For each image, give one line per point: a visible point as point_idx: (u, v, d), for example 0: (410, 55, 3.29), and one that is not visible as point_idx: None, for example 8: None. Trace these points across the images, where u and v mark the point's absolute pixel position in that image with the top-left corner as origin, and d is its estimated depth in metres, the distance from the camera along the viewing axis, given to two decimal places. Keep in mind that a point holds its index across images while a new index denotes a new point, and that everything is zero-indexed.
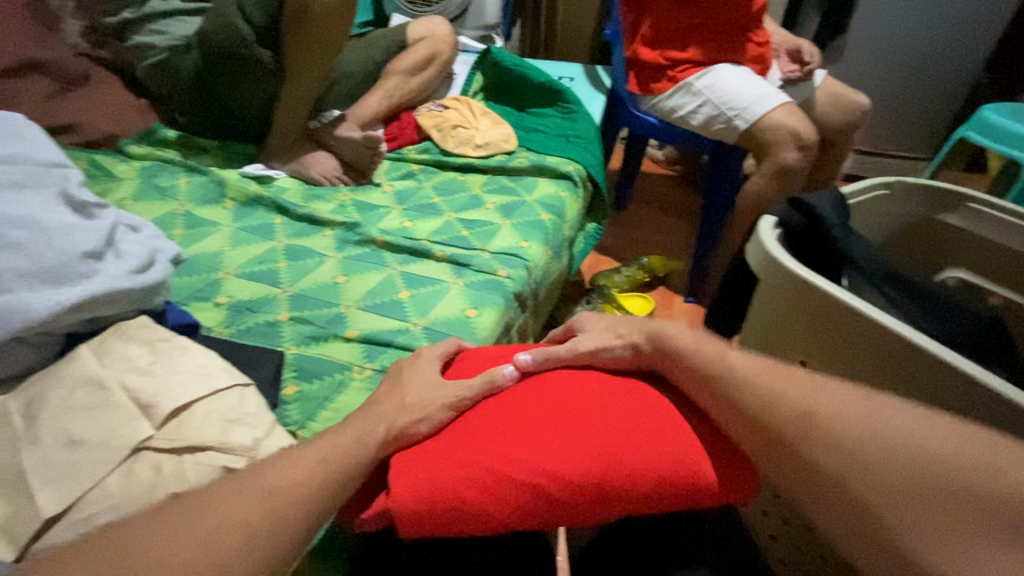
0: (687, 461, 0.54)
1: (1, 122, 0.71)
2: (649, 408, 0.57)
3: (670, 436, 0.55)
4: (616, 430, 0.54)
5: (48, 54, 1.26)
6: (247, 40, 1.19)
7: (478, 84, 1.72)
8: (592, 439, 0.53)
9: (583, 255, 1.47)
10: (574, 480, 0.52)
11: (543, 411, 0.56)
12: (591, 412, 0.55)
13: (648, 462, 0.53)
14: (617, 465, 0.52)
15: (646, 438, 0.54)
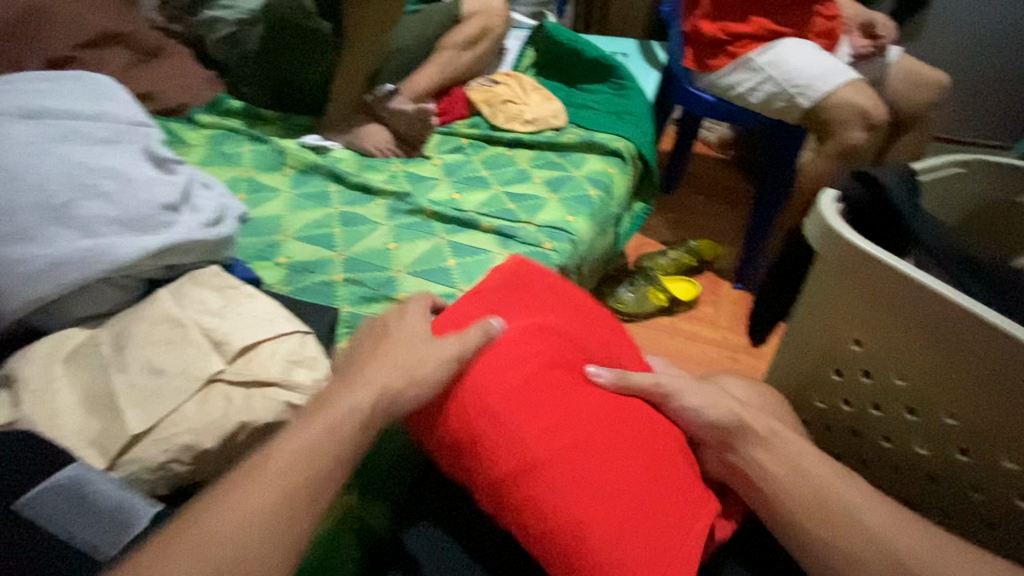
0: (611, 530, 0.49)
1: (91, 83, 0.76)
2: (660, 505, 0.51)
3: (633, 536, 0.49)
4: (605, 450, 0.52)
5: (128, 26, 1.34)
6: (309, 12, 1.26)
7: (529, 60, 1.71)
8: (560, 457, 0.51)
9: (629, 234, 1.46)
10: (518, 477, 0.51)
11: (562, 405, 0.54)
12: (603, 450, 0.52)
13: (572, 500, 0.50)
14: (567, 472, 0.51)
15: (604, 494, 0.50)
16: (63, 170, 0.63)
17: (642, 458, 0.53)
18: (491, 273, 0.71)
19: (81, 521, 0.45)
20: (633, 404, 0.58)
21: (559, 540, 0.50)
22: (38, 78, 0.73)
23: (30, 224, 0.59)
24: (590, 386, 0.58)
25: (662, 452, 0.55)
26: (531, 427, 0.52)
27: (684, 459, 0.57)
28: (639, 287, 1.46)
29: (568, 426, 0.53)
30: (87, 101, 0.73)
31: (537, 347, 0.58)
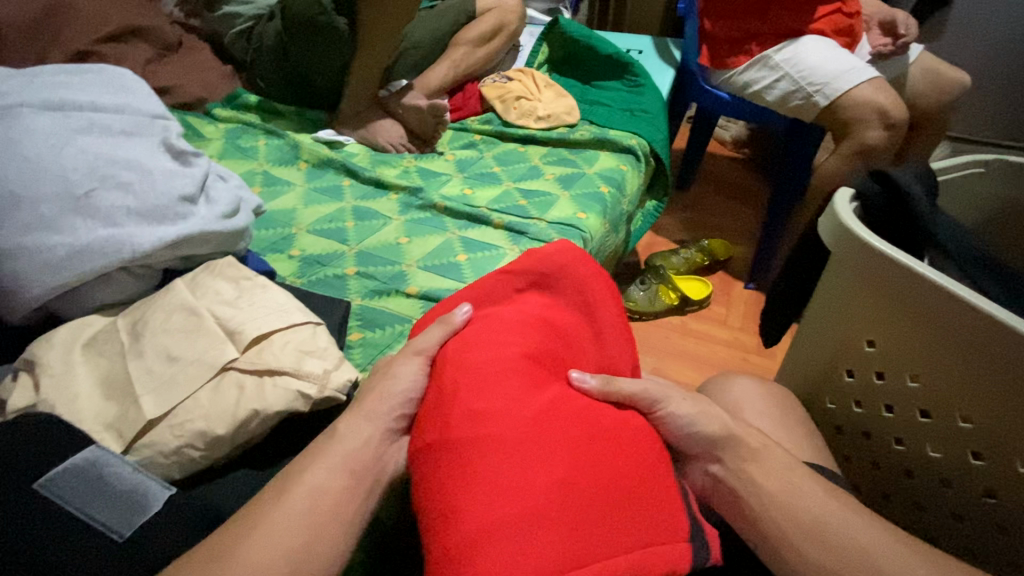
0: (483, 526, 0.42)
1: (113, 76, 0.78)
2: (563, 535, 0.42)
3: (492, 560, 0.41)
4: (531, 442, 0.46)
5: (148, 21, 1.36)
6: (327, 9, 1.26)
7: (543, 56, 1.71)
8: (484, 438, 0.47)
9: (640, 232, 1.45)
10: (437, 448, 0.48)
11: (512, 392, 0.50)
12: (534, 448, 0.46)
13: (467, 484, 0.45)
14: (479, 453, 0.46)
15: (499, 489, 0.44)
16: (84, 161, 0.65)
17: (577, 480, 0.45)
18: (538, 248, 0.65)
19: (95, 502, 0.46)
20: (620, 427, 0.51)
21: (434, 527, 0.45)
22: (62, 71, 0.75)
23: (51, 213, 0.60)
24: (570, 392, 0.52)
25: (616, 484, 0.46)
26: (473, 402, 0.49)
27: (659, 503, 0.47)
28: (650, 286, 1.45)
29: (510, 410, 0.48)
30: (108, 94, 0.74)
31: (524, 337, 0.55)
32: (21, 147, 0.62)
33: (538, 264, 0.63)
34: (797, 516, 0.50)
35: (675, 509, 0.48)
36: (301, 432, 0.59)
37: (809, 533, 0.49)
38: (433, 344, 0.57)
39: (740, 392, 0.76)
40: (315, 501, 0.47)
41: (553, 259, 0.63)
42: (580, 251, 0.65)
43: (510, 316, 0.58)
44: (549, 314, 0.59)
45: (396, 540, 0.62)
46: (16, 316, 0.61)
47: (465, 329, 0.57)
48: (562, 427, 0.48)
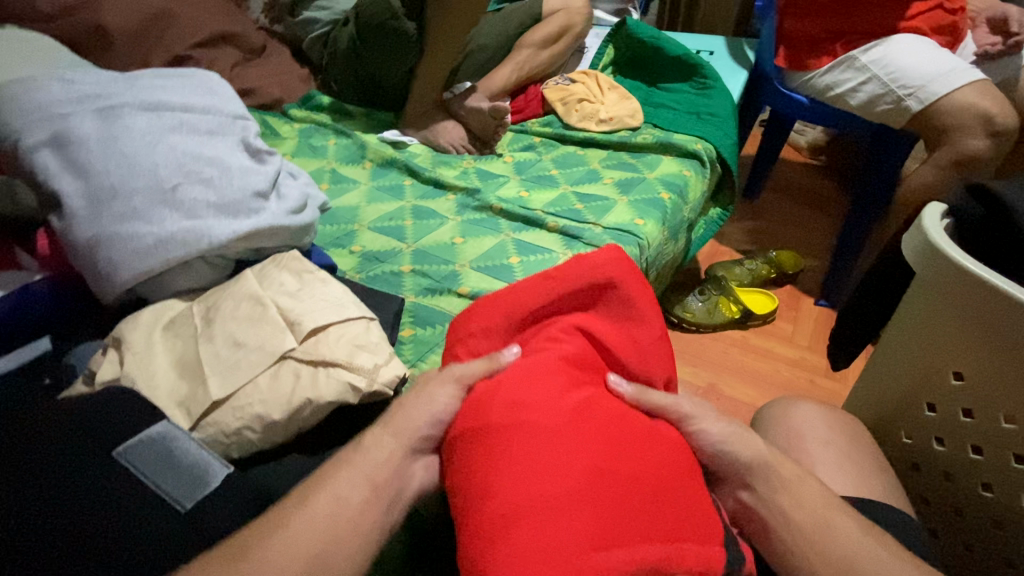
0: (517, 504, 0.43)
1: (202, 79, 0.84)
2: (595, 515, 0.42)
3: (523, 533, 0.41)
4: (568, 429, 0.47)
5: (236, 27, 1.46)
6: (396, 12, 1.31)
7: (608, 58, 1.68)
8: (522, 421, 0.47)
9: (703, 241, 1.39)
10: (472, 432, 0.49)
11: (549, 383, 0.51)
12: (569, 436, 0.46)
13: (502, 465, 0.45)
14: (514, 436, 0.47)
15: (532, 468, 0.44)
16: (174, 158, 0.70)
17: (609, 463, 0.45)
18: (588, 253, 0.62)
19: (164, 475, 0.49)
20: (656, 431, 0.50)
21: (466, 501, 0.46)
22: (159, 74, 0.81)
23: (143, 205, 0.66)
24: (608, 398, 0.52)
25: (648, 475, 0.45)
26: (512, 395, 0.50)
27: (694, 506, 0.45)
28: (709, 298, 1.40)
29: (547, 400, 0.49)
30: (197, 96, 0.80)
31: (568, 341, 0.56)
32: (122, 145, 0.69)
33: (586, 275, 0.60)
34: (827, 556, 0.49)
35: (709, 513, 0.46)
36: (350, 423, 0.62)
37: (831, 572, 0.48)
38: (474, 373, 0.54)
39: (802, 418, 0.72)
40: (352, 491, 0.49)
41: (602, 270, 0.60)
42: (628, 261, 0.62)
43: (557, 336, 0.57)
44: (596, 327, 0.58)
45: (434, 536, 0.63)
46: (110, 298, 0.67)
47: (511, 366, 0.54)
48: (600, 421, 0.48)
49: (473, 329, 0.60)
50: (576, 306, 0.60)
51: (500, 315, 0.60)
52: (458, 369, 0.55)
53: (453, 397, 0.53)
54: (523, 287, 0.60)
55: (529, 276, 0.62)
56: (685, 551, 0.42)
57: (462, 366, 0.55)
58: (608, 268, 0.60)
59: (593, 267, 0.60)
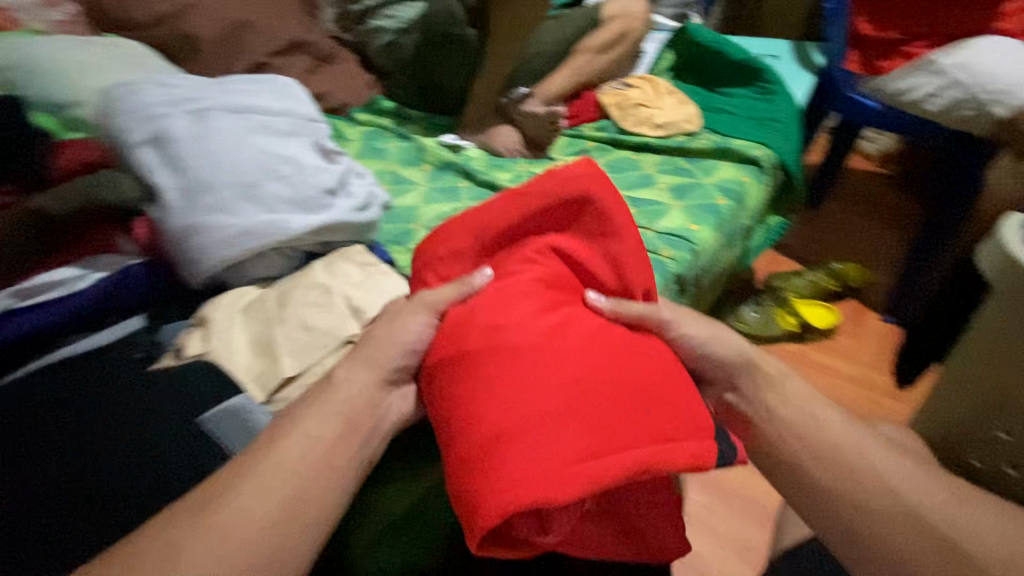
0: (508, 424, 0.47)
1: (280, 84, 0.90)
2: (584, 424, 0.47)
3: (518, 451, 0.46)
4: (547, 350, 0.50)
5: (308, 35, 1.54)
6: (457, 19, 1.38)
7: (667, 63, 1.67)
8: (504, 346, 0.51)
9: (760, 250, 1.35)
10: (456, 359, 0.53)
11: (526, 308, 0.54)
12: (549, 355, 0.50)
13: (488, 391, 0.49)
14: (496, 361, 0.50)
15: (518, 390, 0.48)
16: (255, 157, 0.76)
17: (596, 377, 0.49)
18: (557, 168, 0.60)
19: (241, 442, 0.55)
20: (640, 345, 0.53)
21: (458, 425, 0.50)
22: (243, 79, 0.88)
23: (228, 199, 0.72)
24: (591, 316, 0.55)
25: (633, 383, 0.49)
26: (491, 320, 0.53)
27: (681, 414, 0.49)
28: (766, 308, 1.36)
29: (525, 324, 0.52)
30: (276, 100, 0.86)
31: (541, 263, 0.58)
32: (210, 144, 0.75)
33: (556, 193, 0.59)
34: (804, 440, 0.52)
35: (698, 415, 0.49)
36: None
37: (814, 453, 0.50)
38: (446, 298, 0.57)
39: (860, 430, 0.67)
40: (323, 427, 0.50)
41: (570, 184, 0.59)
42: (601, 173, 0.61)
43: (531, 257, 0.58)
44: (570, 249, 0.59)
45: None
46: (195, 282, 0.73)
47: (483, 290, 0.56)
48: (581, 338, 0.52)
49: (441, 253, 0.61)
50: (547, 225, 0.61)
51: (467, 240, 0.60)
52: (429, 297, 0.57)
53: (428, 324, 0.56)
54: (489, 210, 0.60)
55: (499, 197, 0.61)
56: (672, 451, 0.46)
57: (430, 291, 0.57)
58: (577, 181, 0.59)
59: (561, 182, 0.60)
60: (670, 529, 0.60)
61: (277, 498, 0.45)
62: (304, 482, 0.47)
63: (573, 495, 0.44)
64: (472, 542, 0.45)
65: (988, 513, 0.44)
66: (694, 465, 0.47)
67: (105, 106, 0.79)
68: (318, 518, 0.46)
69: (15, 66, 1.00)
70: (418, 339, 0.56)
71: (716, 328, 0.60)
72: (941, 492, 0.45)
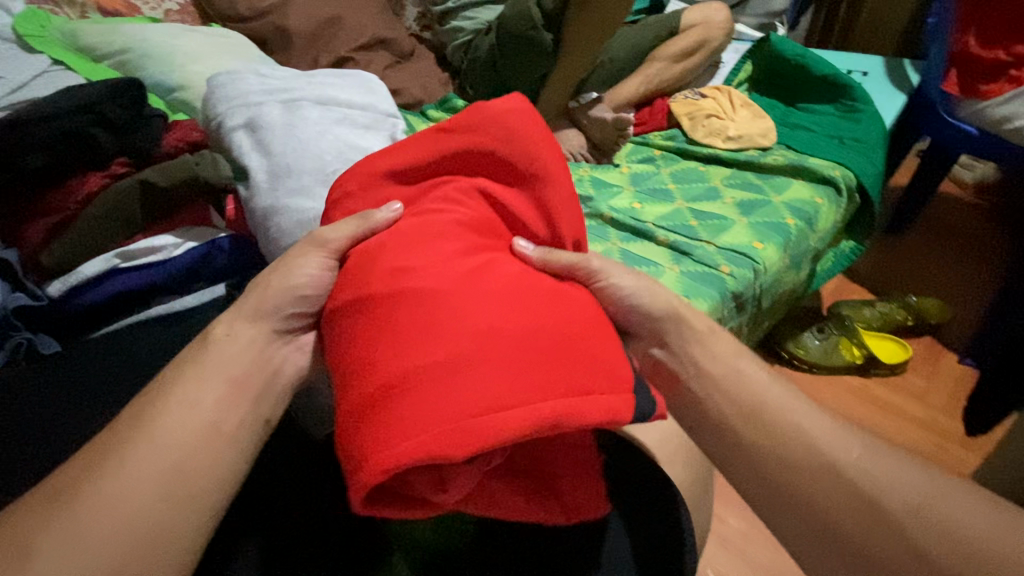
0: (404, 370, 0.44)
1: (364, 80, 0.96)
2: (487, 372, 0.43)
3: (408, 404, 0.42)
4: (455, 293, 0.47)
5: (392, 34, 1.62)
6: (536, 23, 1.37)
7: (746, 74, 1.62)
8: (409, 290, 0.48)
9: (828, 275, 1.28)
10: (358, 303, 0.50)
11: (437, 253, 0.51)
12: (456, 299, 0.47)
13: (388, 340, 0.46)
14: (400, 306, 0.47)
15: (416, 339, 0.45)
16: (335, 146, 0.81)
17: (512, 326, 0.46)
18: (484, 104, 0.60)
19: None
20: (567, 297, 0.50)
21: (353, 376, 0.46)
22: (331, 74, 0.94)
23: (307, 183, 0.76)
24: (516, 265, 0.53)
25: (549, 333, 0.46)
26: (398, 263, 0.51)
27: (602, 367, 0.46)
28: (830, 336, 1.30)
29: (434, 267, 0.49)
30: (359, 95, 0.92)
31: (462, 207, 0.56)
32: (297, 132, 0.80)
33: (483, 133, 0.59)
34: (737, 397, 0.53)
35: (619, 371, 0.46)
36: None
37: (743, 413, 0.52)
38: (342, 238, 0.56)
39: None
40: (204, 393, 0.50)
41: (495, 124, 0.59)
42: (530, 112, 0.60)
43: (451, 197, 0.57)
44: (493, 191, 0.58)
45: None
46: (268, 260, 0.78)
47: (395, 226, 0.55)
48: (494, 284, 0.49)
49: (350, 190, 0.62)
50: (467, 166, 0.60)
51: (382, 175, 0.62)
52: (328, 236, 0.57)
53: (321, 268, 0.56)
54: (408, 149, 0.62)
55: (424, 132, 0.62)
56: (587, 403, 0.43)
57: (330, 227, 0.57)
58: (500, 117, 0.59)
59: (489, 120, 0.59)
60: (591, 485, 0.55)
61: (154, 476, 0.46)
62: (183, 453, 0.47)
63: (469, 452, 0.41)
64: (354, 500, 0.42)
65: (919, 473, 0.46)
66: (610, 419, 0.44)
67: (208, 92, 0.86)
68: (200, 493, 0.46)
69: (134, 49, 1.13)
70: (310, 281, 0.56)
71: (646, 281, 0.61)
72: (974, 513, 0.44)
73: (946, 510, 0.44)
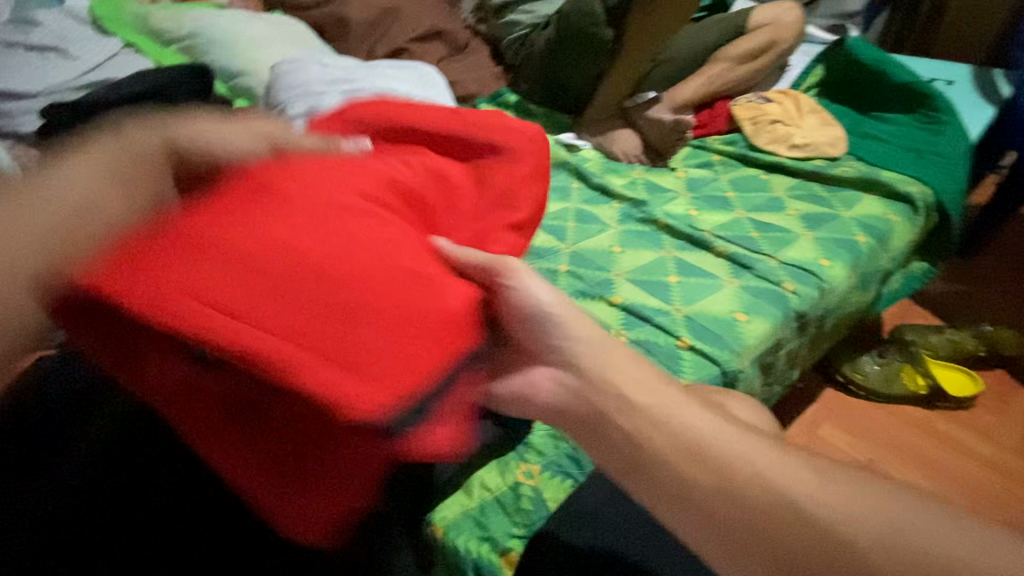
0: (192, 253, 0.41)
1: (423, 73, 0.94)
2: (252, 292, 0.40)
3: (156, 259, 0.40)
4: (329, 227, 0.44)
5: (448, 25, 1.60)
6: (597, 20, 1.35)
7: (816, 79, 1.54)
8: (277, 206, 0.45)
9: (896, 298, 1.20)
10: (227, 188, 0.46)
11: (336, 189, 0.48)
12: (318, 236, 0.44)
13: (211, 218, 0.43)
14: (258, 210, 0.44)
15: (250, 238, 0.42)
16: None
17: (328, 274, 0.42)
18: (510, 123, 0.66)
19: None
20: (421, 269, 0.46)
21: (162, 226, 0.43)
22: (391, 65, 0.93)
23: None
24: (389, 221, 0.48)
25: (375, 312, 0.42)
26: (297, 181, 0.47)
27: (380, 356, 0.41)
28: (891, 363, 1.22)
29: (325, 206, 0.46)
30: (419, 87, 0.91)
31: (405, 172, 0.55)
32: None
33: (479, 131, 0.63)
34: (673, 430, 0.44)
35: (417, 373, 0.41)
36: None
37: (682, 452, 0.44)
38: (304, 143, 0.53)
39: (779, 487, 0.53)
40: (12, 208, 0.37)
41: (496, 133, 0.64)
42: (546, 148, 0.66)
43: (404, 162, 0.56)
44: (452, 173, 0.60)
45: None
46: None
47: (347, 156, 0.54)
48: (358, 237, 0.45)
49: (350, 111, 0.63)
50: (442, 147, 0.62)
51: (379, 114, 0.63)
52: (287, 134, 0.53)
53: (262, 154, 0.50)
54: (421, 110, 0.64)
55: (413, 107, 0.65)
56: (318, 368, 0.39)
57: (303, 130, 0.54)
58: (507, 129, 0.65)
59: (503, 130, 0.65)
60: (363, 485, 0.44)
61: None
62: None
63: (162, 321, 0.38)
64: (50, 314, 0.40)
65: None
66: (335, 401, 0.38)
67: (272, 80, 0.87)
68: None
69: (200, 34, 1.15)
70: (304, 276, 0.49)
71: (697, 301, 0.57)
72: None
73: (941, 549, 0.37)
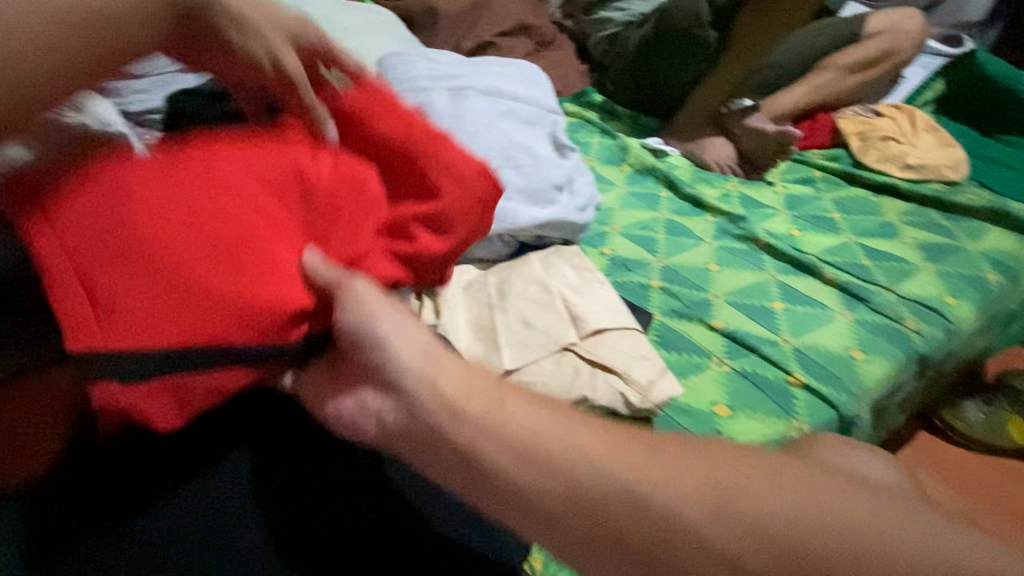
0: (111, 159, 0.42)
1: (525, 71, 0.91)
2: (109, 235, 0.40)
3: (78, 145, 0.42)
4: (224, 228, 0.43)
5: (535, 20, 1.55)
6: (702, 21, 1.30)
7: (933, 93, 1.44)
8: (212, 183, 0.45)
9: (1012, 341, 1.11)
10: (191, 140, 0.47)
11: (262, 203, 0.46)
12: (208, 230, 0.43)
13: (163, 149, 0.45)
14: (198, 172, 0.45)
15: (165, 185, 0.43)
16: (501, 142, 0.78)
17: (154, 251, 0.41)
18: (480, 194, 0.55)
19: None
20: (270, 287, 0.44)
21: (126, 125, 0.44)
22: (495, 62, 0.90)
23: None
24: (269, 214, 0.46)
25: (181, 311, 0.41)
26: (248, 164, 0.47)
27: (187, 326, 0.41)
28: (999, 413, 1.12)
29: (246, 211, 0.45)
30: (523, 87, 0.88)
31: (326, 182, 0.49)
32: (464, 123, 0.77)
33: (433, 182, 0.53)
34: (510, 431, 0.35)
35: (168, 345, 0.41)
36: None
37: (517, 455, 0.34)
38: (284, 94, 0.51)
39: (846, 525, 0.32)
40: None
41: (441, 195, 0.54)
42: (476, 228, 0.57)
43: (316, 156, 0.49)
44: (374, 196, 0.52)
45: None
46: None
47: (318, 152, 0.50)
48: (224, 248, 0.43)
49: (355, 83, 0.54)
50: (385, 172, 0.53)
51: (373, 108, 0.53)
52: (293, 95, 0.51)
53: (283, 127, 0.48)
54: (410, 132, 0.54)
55: (392, 94, 0.56)
56: (89, 327, 0.39)
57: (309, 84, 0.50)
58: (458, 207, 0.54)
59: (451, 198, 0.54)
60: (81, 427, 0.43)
61: None
62: None
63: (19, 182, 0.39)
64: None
65: None
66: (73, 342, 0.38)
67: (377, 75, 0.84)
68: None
69: None
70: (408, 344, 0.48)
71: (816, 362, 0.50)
72: None
73: (838, 523, 0.27)
